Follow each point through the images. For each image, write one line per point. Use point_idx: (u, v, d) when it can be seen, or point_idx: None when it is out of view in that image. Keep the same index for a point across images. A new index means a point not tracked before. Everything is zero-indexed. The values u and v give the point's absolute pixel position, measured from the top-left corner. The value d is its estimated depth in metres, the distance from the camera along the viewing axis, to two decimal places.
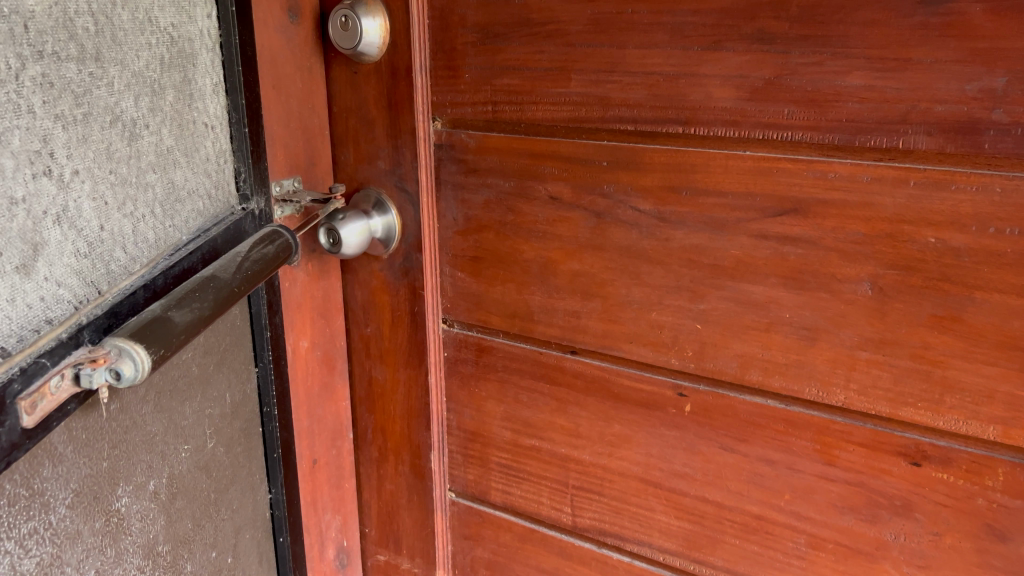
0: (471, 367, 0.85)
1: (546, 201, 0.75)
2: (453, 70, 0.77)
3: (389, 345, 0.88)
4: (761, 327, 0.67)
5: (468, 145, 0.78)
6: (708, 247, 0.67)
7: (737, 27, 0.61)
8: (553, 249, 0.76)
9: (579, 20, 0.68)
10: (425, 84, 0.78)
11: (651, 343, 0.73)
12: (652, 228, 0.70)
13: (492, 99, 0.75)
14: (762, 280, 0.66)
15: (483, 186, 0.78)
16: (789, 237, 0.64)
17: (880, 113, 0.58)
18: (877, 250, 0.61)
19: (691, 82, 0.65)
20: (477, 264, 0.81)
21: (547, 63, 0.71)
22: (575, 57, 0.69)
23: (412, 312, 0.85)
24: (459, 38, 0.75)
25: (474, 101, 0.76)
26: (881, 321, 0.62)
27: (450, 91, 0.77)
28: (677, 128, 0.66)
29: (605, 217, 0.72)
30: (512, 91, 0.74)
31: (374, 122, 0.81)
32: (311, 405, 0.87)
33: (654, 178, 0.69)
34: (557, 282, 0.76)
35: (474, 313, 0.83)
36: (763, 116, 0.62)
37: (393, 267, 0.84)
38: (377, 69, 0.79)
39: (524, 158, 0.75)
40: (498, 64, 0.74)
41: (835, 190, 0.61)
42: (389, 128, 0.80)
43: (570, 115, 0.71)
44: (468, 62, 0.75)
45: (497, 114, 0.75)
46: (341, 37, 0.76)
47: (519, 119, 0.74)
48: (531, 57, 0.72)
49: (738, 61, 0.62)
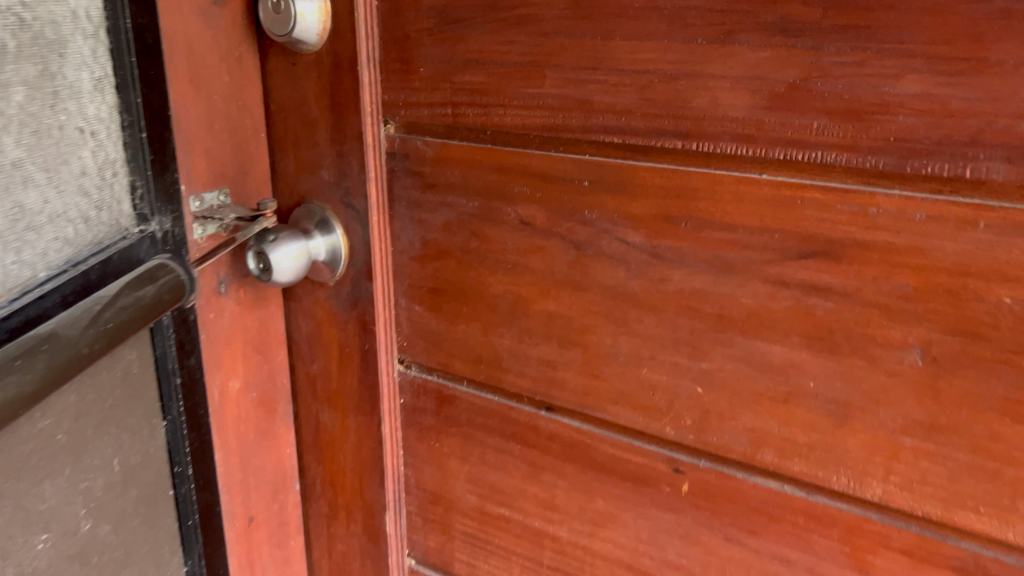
0: (431, 419, 0.71)
1: (516, 226, 0.61)
2: (406, 62, 0.63)
3: (336, 388, 0.74)
4: (779, 397, 0.53)
5: (425, 154, 0.64)
6: (713, 292, 0.53)
7: (753, 14, 0.47)
8: (525, 285, 0.62)
9: (556, 3, 0.54)
10: (374, 80, 0.64)
11: (641, 406, 0.59)
12: (644, 265, 0.56)
13: (452, 99, 0.61)
14: (779, 339, 0.52)
15: (443, 204, 0.64)
16: (816, 286, 0.50)
17: (941, 132, 0.44)
18: (931, 310, 0.46)
19: (693, 83, 0.51)
20: (437, 298, 0.67)
21: (518, 57, 0.57)
22: (551, 49, 0.55)
23: (362, 351, 0.71)
24: (412, 24, 0.61)
25: (431, 101, 0.62)
26: (934, 401, 0.48)
27: (404, 88, 0.64)
28: (676, 142, 0.52)
29: (586, 249, 0.58)
30: (477, 91, 0.60)
31: (316, 124, 0.68)
32: (245, 455, 0.74)
33: (646, 205, 0.55)
34: (530, 325, 0.62)
35: (434, 355, 0.68)
36: (786, 130, 0.48)
37: (340, 296, 0.71)
38: (319, 60, 0.66)
39: (491, 173, 0.61)
40: (459, 57, 0.60)
41: (877, 229, 0.47)
42: (333, 131, 0.67)
43: (544, 122, 0.58)
44: (424, 54, 0.62)
45: (460, 118, 0.62)
46: (272, 21, 0.63)
47: (484, 126, 0.61)
48: (498, 49, 0.58)
49: (754, 58, 0.48)
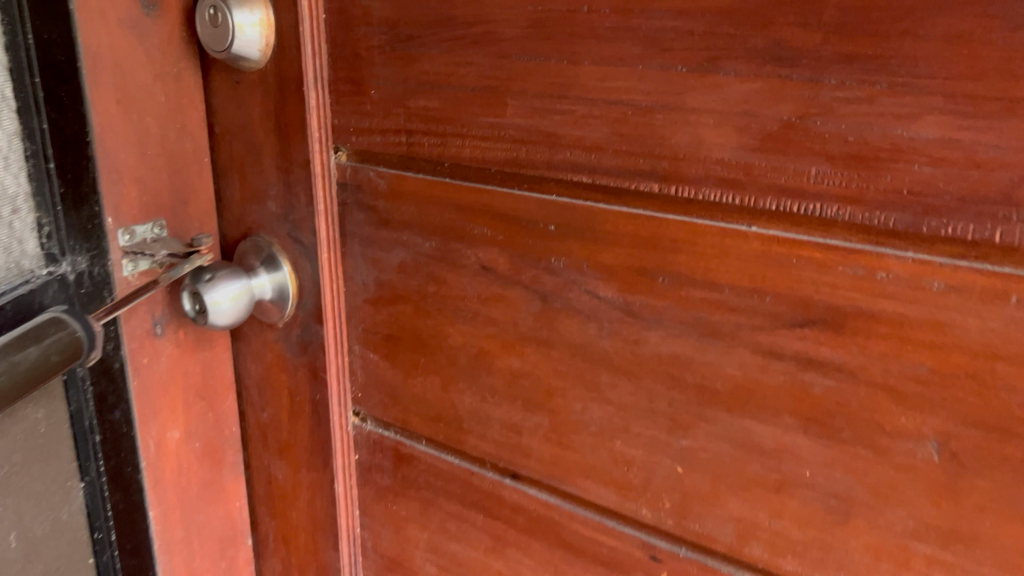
0: (388, 478, 0.63)
1: (476, 271, 0.54)
2: (357, 83, 0.56)
3: (287, 439, 0.67)
4: (770, 485, 0.45)
5: (378, 187, 0.57)
6: (694, 360, 0.46)
7: (740, 38, 0.40)
8: (486, 338, 0.54)
9: (517, 20, 0.47)
10: (323, 102, 0.57)
11: (614, 483, 0.51)
12: (616, 324, 0.48)
13: (406, 126, 0.54)
14: (770, 418, 0.44)
15: (398, 243, 0.57)
16: (814, 361, 0.42)
17: (965, 186, 0.36)
18: (949, 397, 0.39)
19: (671, 118, 0.43)
20: (393, 346, 0.60)
21: (476, 81, 0.50)
22: (512, 73, 0.48)
23: (314, 402, 0.64)
24: (362, 41, 0.54)
25: (384, 128, 0.55)
26: (953, 504, 0.40)
27: (355, 112, 0.56)
28: (652, 185, 0.45)
29: (552, 301, 0.51)
30: (433, 118, 0.53)
31: (262, 149, 0.61)
32: (187, 511, 0.67)
33: (619, 255, 0.47)
34: (492, 383, 0.55)
35: (390, 410, 0.61)
36: (779, 177, 0.40)
37: (289, 340, 0.64)
38: (264, 79, 0.59)
39: (448, 211, 0.54)
40: (413, 79, 0.53)
41: (885, 298, 0.39)
42: (280, 158, 0.60)
43: (505, 155, 0.50)
44: (376, 74, 0.54)
45: (415, 147, 0.54)
46: (209, 36, 0.57)
47: (441, 157, 0.53)
48: (454, 72, 0.51)
49: (742, 91, 0.40)
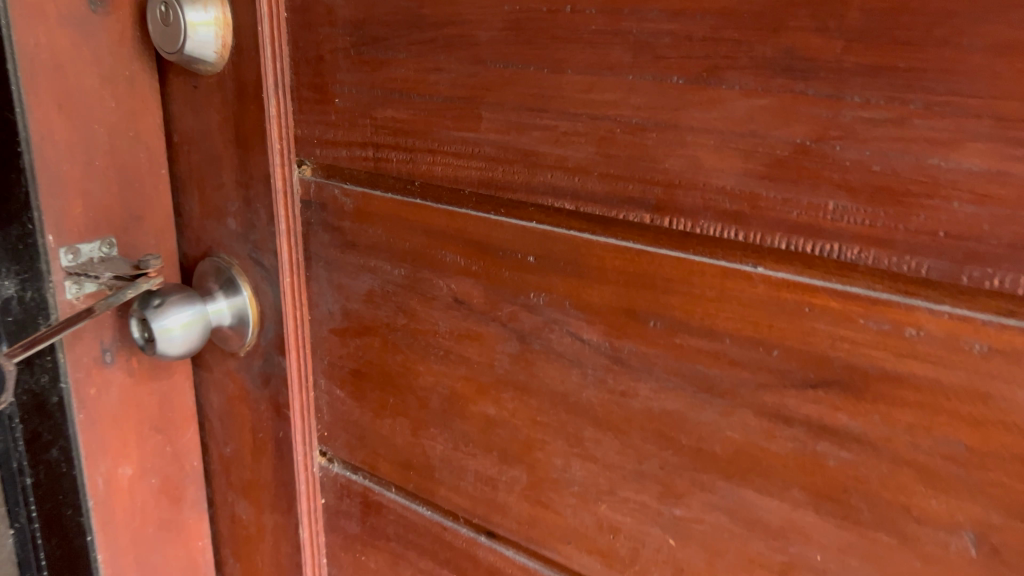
0: (356, 527, 0.57)
1: (448, 304, 0.47)
2: (320, 90, 0.50)
3: (251, 477, 0.61)
4: (775, 569, 0.38)
5: (344, 206, 0.51)
6: (689, 419, 0.39)
7: (745, 45, 0.33)
8: (458, 379, 0.48)
9: (491, 21, 0.41)
10: (286, 111, 0.51)
11: (598, 552, 0.45)
12: (601, 372, 0.42)
13: (373, 139, 0.48)
14: (776, 491, 0.37)
15: (364, 270, 0.51)
16: (829, 428, 0.35)
17: (1016, 230, 0.29)
18: (991, 482, 0.32)
19: (665, 138, 0.37)
20: (360, 383, 0.54)
21: (448, 90, 0.44)
22: (486, 82, 0.42)
23: (278, 438, 0.58)
24: (326, 43, 0.48)
25: (350, 141, 0.49)
26: None
27: (319, 122, 0.50)
28: (643, 215, 0.38)
29: (531, 342, 0.44)
30: (401, 130, 0.46)
31: (221, 162, 0.55)
32: (143, 552, 0.62)
33: (605, 294, 0.41)
34: (465, 430, 0.49)
35: (357, 452, 0.55)
36: (790, 211, 0.34)
37: (252, 370, 0.58)
38: (224, 85, 0.53)
39: (418, 236, 0.48)
40: (379, 87, 0.47)
41: (915, 359, 0.33)
42: (240, 172, 0.54)
43: (479, 175, 0.44)
44: (340, 81, 0.48)
45: (382, 163, 0.48)
46: (160, 34, 0.51)
47: (411, 175, 0.47)
48: (424, 79, 0.44)
49: (747, 108, 0.34)
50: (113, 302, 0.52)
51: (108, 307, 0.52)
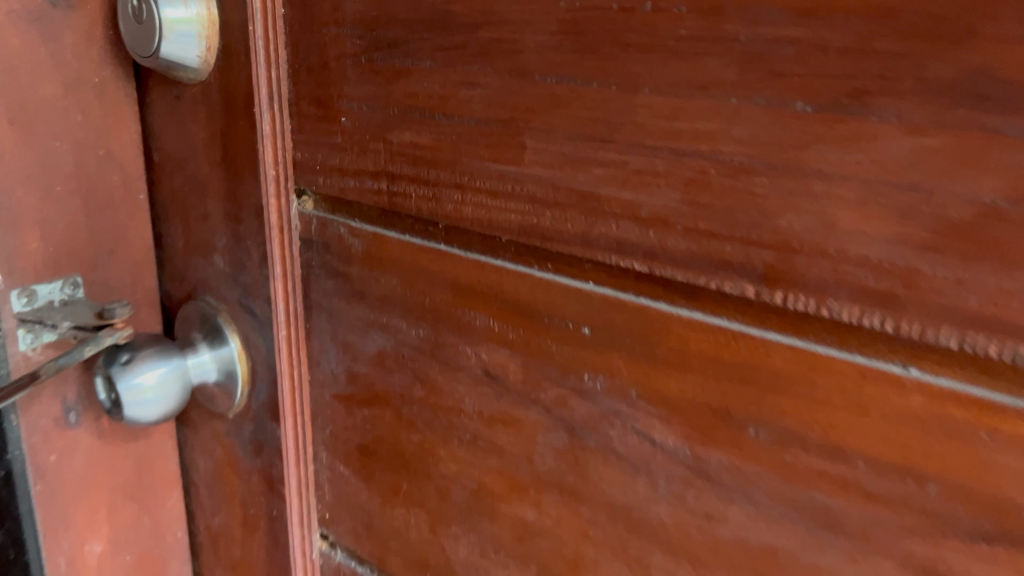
0: None
1: (477, 378, 0.37)
2: (323, 106, 0.40)
3: (242, 555, 0.52)
4: None
5: (351, 249, 0.41)
6: (799, 562, 0.29)
7: (910, 61, 0.23)
8: (487, 472, 0.38)
9: (541, 23, 0.31)
10: (281, 129, 0.42)
11: None
12: (677, 486, 0.32)
13: (387, 168, 0.38)
14: None
15: (374, 326, 0.41)
16: None
17: None
18: None
19: (781, 185, 0.27)
20: (369, 461, 0.44)
21: (482, 110, 0.34)
22: (533, 100, 0.32)
23: (273, 516, 0.49)
24: (330, 47, 0.39)
25: (358, 169, 0.40)
26: None
27: (322, 144, 0.41)
28: (744, 287, 0.28)
29: (583, 437, 0.34)
30: (422, 159, 0.37)
31: (207, 189, 0.46)
32: None
33: (686, 386, 0.31)
34: (495, 534, 0.39)
35: (364, 541, 0.45)
36: (969, 297, 0.24)
37: (243, 434, 0.49)
38: (210, 96, 0.44)
39: (441, 291, 0.38)
40: (395, 103, 0.37)
41: None
42: (228, 202, 0.45)
43: (521, 221, 0.34)
44: (346, 94, 0.39)
45: (398, 200, 0.38)
46: (134, 35, 0.42)
47: (433, 216, 0.37)
48: (452, 95, 0.35)
49: (908, 150, 0.24)
50: (64, 364, 0.42)
51: (59, 370, 0.42)
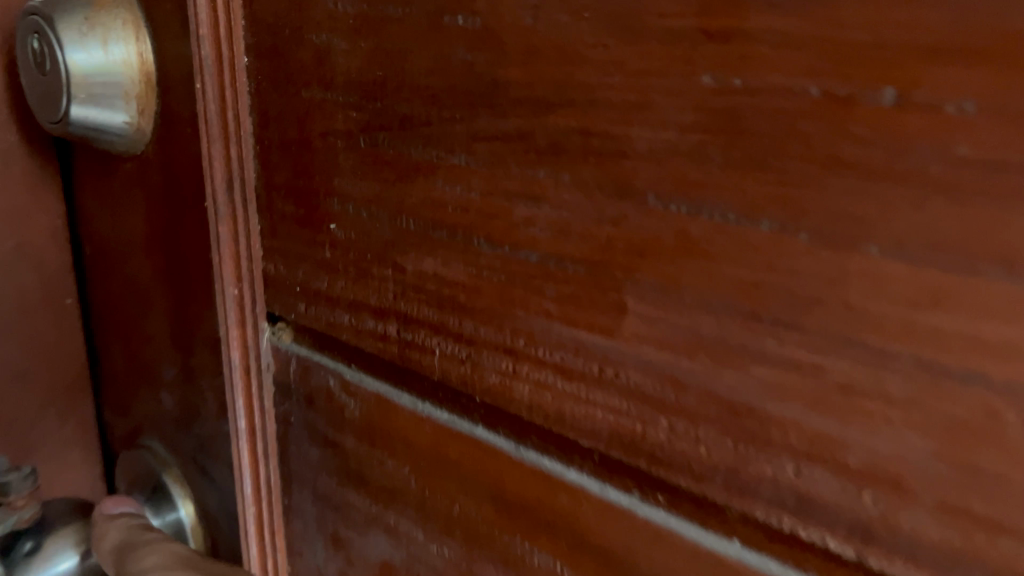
0: None
1: None
2: (305, 203, 0.27)
3: None
4: None
5: (345, 412, 0.28)
6: None
7: None
8: None
9: (662, 110, 0.18)
10: (245, 231, 0.29)
11: None
12: None
13: (398, 307, 0.25)
14: None
15: (377, 528, 0.28)
16: None
17: None
18: None
19: None
20: None
21: (552, 242, 0.21)
22: (643, 239, 0.19)
23: None
24: (315, 120, 0.26)
25: (355, 300, 0.26)
26: None
27: (303, 257, 0.28)
28: None
29: None
30: (451, 302, 0.24)
31: (150, 301, 0.33)
32: None
33: None
34: None
35: None
36: None
37: None
38: (149, 178, 0.31)
39: (478, 502, 0.24)
40: (412, 213, 0.24)
41: None
42: (178, 324, 0.32)
43: (612, 426, 0.21)
44: (337, 190, 0.26)
45: (413, 355, 0.25)
46: (40, 93, 0.30)
47: (466, 386, 0.24)
48: (503, 214, 0.22)
49: None
50: None
51: None
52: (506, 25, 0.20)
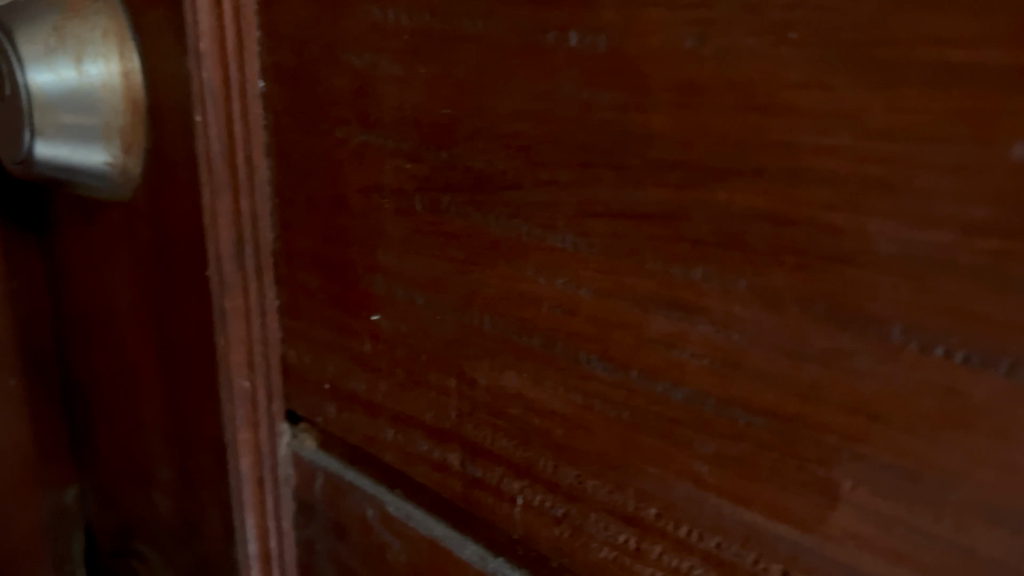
0: None
1: None
2: (337, 280, 0.20)
3: None
4: None
5: (386, 556, 0.21)
6: None
7: None
8: None
9: (927, 196, 0.11)
10: (260, 307, 0.22)
11: None
12: None
13: (465, 431, 0.18)
14: None
15: None
16: None
17: None
18: None
19: None
20: None
21: (710, 377, 0.14)
22: (875, 395, 0.12)
23: None
24: (354, 172, 0.19)
25: (402, 413, 0.19)
26: None
27: (333, 348, 0.21)
28: None
29: None
30: (542, 438, 0.17)
31: (141, 383, 0.26)
32: None
33: None
34: None
35: None
36: None
37: None
38: (137, 233, 0.24)
39: None
40: (488, 310, 0.17)
41: None
42: (175, 416, 0.25)
43: None
44: (382, 267, 0.19)
45: (484, 497, 0.18)
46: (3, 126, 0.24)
47: (561, 554, 0.17)
48: (631, 327, 0.15)
49: None
50: None
51: None
52: (648, 49, 0.13)
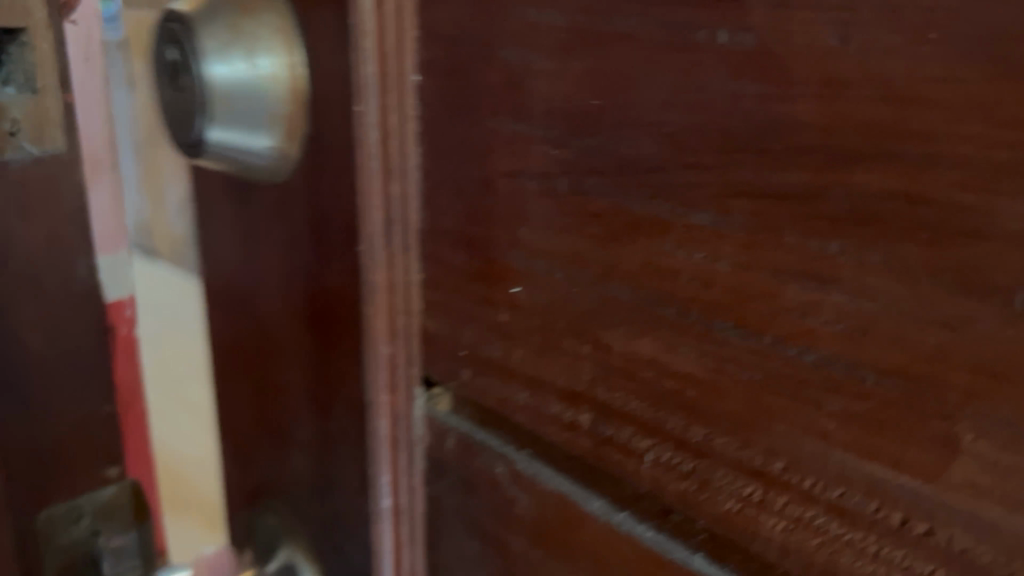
0: None
1: None
2: (481, 254, 0.22)
3: None
4: None
5: (513, 509, 0.23)
6: None
7: None
8: None
9: None
10: (404, 280, 0.24)
11: None
12: None
13: (597, 393, 0.20)
14: None
15: None
16: None
17: None
18: None
19: None
20: None
21: (840, 340, 0.15)
22: (997, 357, 0.13)
23: None
24: (502, 156, 0.21)
25: (536, 378, 0.21)
26: None
27: (472, 318, 0.23)
28: None
29: None
30: (673, 399, 0.18)
31: (282, 350, 0.29)
32: None
33: None
34: None
35: None
36: None
37: None
38: (290, 212, 0.26)
39: None
40: (627, 282, 0.19)
41: None
42: (314, 381, 0.27)
43: None
44: (525, 243, 0.21)
45: (613, 454, 0.20)
46: (175, 111, 0.27)
47: (686, 505, 0.19)
48: (766, 296, 0.16)
49: None
50: None
51: None
52: (794, 46, 0.15)
